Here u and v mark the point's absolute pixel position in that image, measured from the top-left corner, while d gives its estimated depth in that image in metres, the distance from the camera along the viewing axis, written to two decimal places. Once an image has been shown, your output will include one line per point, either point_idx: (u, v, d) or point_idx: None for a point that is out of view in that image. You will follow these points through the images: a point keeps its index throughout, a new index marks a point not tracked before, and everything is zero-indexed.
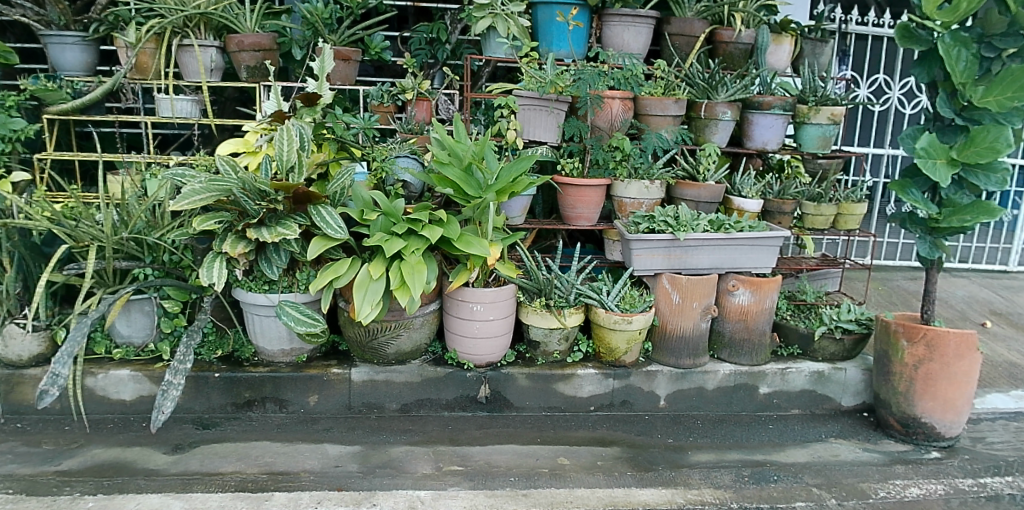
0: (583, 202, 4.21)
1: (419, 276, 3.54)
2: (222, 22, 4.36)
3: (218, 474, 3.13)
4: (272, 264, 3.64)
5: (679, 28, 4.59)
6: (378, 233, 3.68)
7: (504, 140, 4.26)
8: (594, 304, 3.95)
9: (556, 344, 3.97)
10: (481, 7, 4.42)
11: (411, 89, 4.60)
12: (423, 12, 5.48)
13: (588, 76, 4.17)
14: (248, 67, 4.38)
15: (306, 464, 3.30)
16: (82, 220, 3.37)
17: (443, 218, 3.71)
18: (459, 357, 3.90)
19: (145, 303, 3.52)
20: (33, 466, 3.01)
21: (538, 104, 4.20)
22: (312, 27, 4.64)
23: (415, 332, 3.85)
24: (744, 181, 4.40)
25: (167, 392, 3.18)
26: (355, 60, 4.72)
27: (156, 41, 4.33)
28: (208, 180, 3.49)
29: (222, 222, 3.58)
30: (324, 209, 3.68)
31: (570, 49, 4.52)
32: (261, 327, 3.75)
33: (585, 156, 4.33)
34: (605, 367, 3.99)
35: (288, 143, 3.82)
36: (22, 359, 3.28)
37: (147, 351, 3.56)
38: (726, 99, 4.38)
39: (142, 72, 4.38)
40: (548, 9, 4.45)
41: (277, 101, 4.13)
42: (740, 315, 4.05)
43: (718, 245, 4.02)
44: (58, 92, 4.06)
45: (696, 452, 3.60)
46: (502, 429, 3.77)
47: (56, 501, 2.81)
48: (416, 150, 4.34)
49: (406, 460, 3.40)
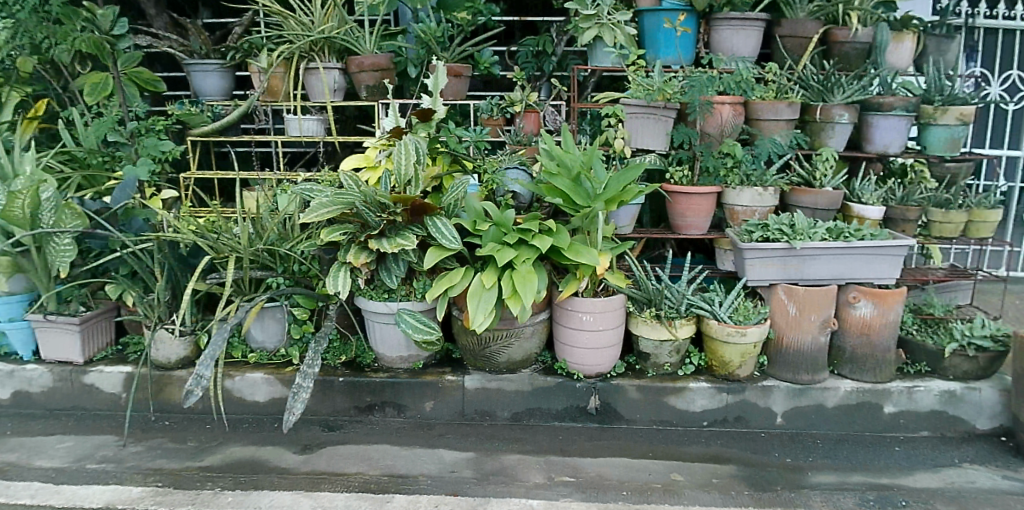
0: (693, 212, 4.11)
1: (531, 285, 3.58)
2: (344, 45, 4.60)
3: (343, 474, 3.25)
4: (391, 273, 3.79)
5: (791, 29, 4.40)
6: (490, 243, 3.75)
7: (612, 149, 4.25)
8: (705, 315, 3.85)
9: (667, 356, 3.90)
10: (588, 18, 4.42)
11: (519, 102, 4.72)
12: (531, 26, 5.57)
13: (699, 83, 4.08)
14: (368, 86, 4.61)
15: (424, 468, 3.39)
16: (223, 233, 3.61)
17: (552, 228, 3.74)
18: (569, 367, 3.89)
19: (278, 310, 3.73)
20: (180, 461, 3.11)
21: (646, 112, 4.14)
22: (426, 46, 4.81)
23: (526, 341, 3.89)
24: (864, 187, 4.18)
25: (298, 394, 3.36)
26: (466, 75, 4.84)
27: (286, 66, 4.63)
28: (334, 194, 3.68)
29: (346, 234, 3.76)
30: (439, 220, 3.79)
31: (677, 56, 4.43)
32: (381, 334, 3.90)
33: (695, 163, 4.22)
34: (718, 381, 3.86)
35: (406, 157, 3.98)
36: (171, 362, 3.48)
37: (279, 355, 3.79)
38: (843, 100, 4.18)
39: (273, 95, 4.70)
40: (655, 16, 4.39)
41: (394, 118, 4.33)
42: (862, 329, 3.84)
43: (837, 255, 3.81)
44: (201, 116, 4.46)
45: (818, 473, 3.42)
46: (612, 441, 3.72)
47: (201, 495, 2.91)
48: (525, 161, 4.41)
49: (518, 469, 3.43)
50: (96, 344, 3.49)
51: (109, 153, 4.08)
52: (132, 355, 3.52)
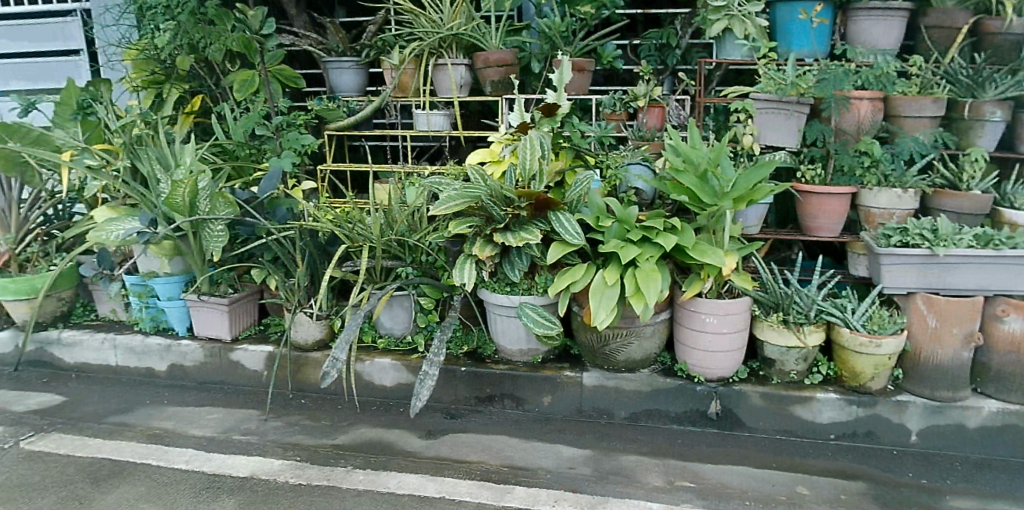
0: (826, 212, 3.87)
1: (654, 284, 3.50)
2: (471, 41, 4.65)
3: (465, 462, 3.28)
4: (514, 267, 3.82)
5: (937, 19, 4.04)
6: (613, 240, 3.70)
7: (739, 146, 4.07)
8: (837, 323, 3.64)
9: (794, 364, 3.70)
10: (718, 9, 4.27)
11: (643, 96, 4.57)
12: (654, 18, 5.44)
13: (834, 77, 3.83)
14: (492, 82, 4.65)
15: (543, 462, 3.38)
16: (357, 223, 3.74)
17: (677, 226, 3.64)
18: (690, 369, 3.77)
19: (406, 298, 3.86)
20: (316, 438, 3.24)
21: (776, 107, 3.95)
22: (549, 41, 4.81)
23: (646, 341, 3.82)
24: (1018, 191, 3.79)
25: (424, 380, 3.46)
26: (589, 70, 4.82)
27: (416, 62, 4.78)
28: (462, 187, 3.75)
29: (472, 227, 3.81)
30: (562, 215, 3.78)
31: (812, 48, 4.19)
32: (502, 326, 3.94)
33: (828, 162, 3.96)
34: (848, 392, 3.62)
35: (531, 152, 4.00)
36: (308, 343, 3.68)
37: (405, 342, 3.92)
38: (996, 96, 3.82)
39: (403, 90, 4.87)
40: (789, 7, 4.16)
41: (519, 113, 4.35)
42: (1011, 346, 3.50)
43: (985, 264, 3.49)
44: (337, 111, 4.68)
45: (959, 499, 3.14)
46: (732, 449, 3.58)
47: (335, 471, 2.99)
48: (648, 157, 4.33)
49: (636, 470, 3.36)
50: (241, 323, 3.65)
51: (256, 146, 4.35)
52: (273, 335, 3.72)
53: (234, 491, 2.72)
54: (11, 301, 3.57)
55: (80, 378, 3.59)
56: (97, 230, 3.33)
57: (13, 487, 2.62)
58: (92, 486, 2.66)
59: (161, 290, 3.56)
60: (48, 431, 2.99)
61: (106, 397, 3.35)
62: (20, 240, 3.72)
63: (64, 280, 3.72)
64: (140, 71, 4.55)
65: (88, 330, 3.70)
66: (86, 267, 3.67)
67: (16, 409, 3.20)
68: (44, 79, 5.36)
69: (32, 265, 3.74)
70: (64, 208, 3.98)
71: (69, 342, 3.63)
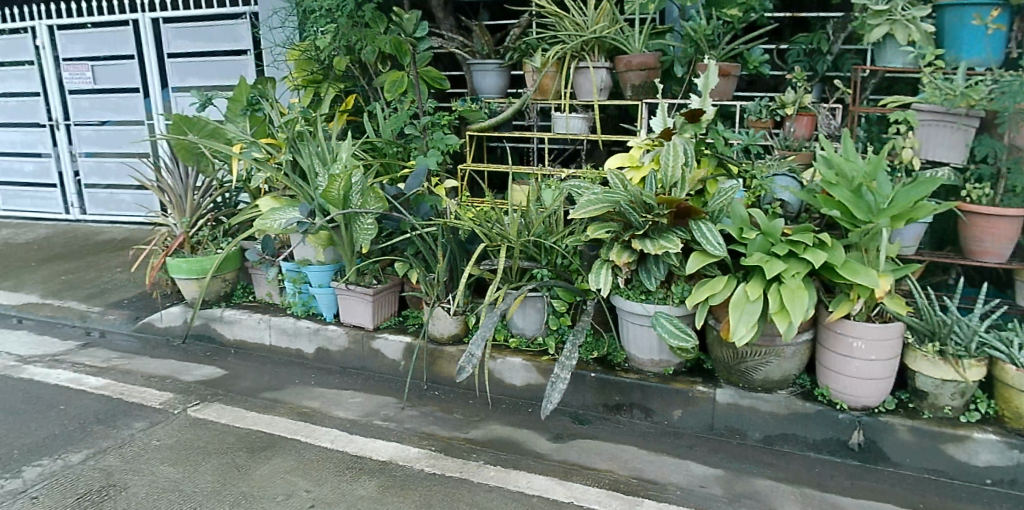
0: (993, 235, 3.48)
1: (801, 303, 3.26)
2: (614, 45, 4.62)
3: (594, 469, 3.20)
4: (651, 274, 3.71)
5: None
6: (756, 253, 3.49)
7: (896, 158, 3.75)
8: (1001, 359, 3.29)
9: (948, 398, 3.32)
10: (878, 14, 3.88)
11: (792, 103, 4.37)
12: (803, 23, 5.18)
13: (1013, 89, 3.41)
14: (633, 86, 4.60)
15: (672, 478, 3.22)
16: (496, 223, 3.79)
17: (828, 241, 3.37)
18: (832, 395, 3.46)
19: (538, 300, 3.85)
20: (449, 430, 3.29)
21: (943, 119, 3.62)
22: (694, 45, 4.65)
23: (787, 362, 3.53)
24: None
25: (555, 383, 3.43)
26: (735, 75, 4.62)
27: (557, 65, 4.77)
28: (602, 192, 3.70)
29: (610, 232, 3.75)
30: (703, 224, 3.65)
31: (986, 56, 3.76)
32: (633, 334, 3.83)
33: (998, 182, 3.57)
34: (1010, 436, 3.19)
35: (673, 159, 3.86)
36: (444, 337, 3.71)
37: (536, 344, 3.91)
38: None
39: (544, 93, 4.87)
40: (959, 11, 3.78)
41: (664, 119, 4.19)
42: None
43: None
44: (479, 112, 4.77)
45: None
46: (872, 484, 3.21)
47: (467, 465, 3.01)
48: (795, 168, 4.09)
49: (771, 496, 3.12)
50: (383, 313, 3.78)
51: (403, 144, 4.51)
52: (412, 327, 3.82)
53: (374, 473, 2.78)
54: (183, 279, 3.90)
55: (237, 354, 3.84)
56: (263, 218, 3.57)
57: (181, 448, 2.76)
58: (249, 456, 2.76)
59: (313, 278, 3.77)
60: (212, 401, 3.18)
61: (259, 375, 3.55)
62: (193, 223, 4.04)
63: (228, 262, 4.01)
64: (302, 71, 4.82)
65: (247, 309, 3.95)
66: (253, 252, 3.88)
67: (183, 377, 3.45)
68: (214, 78, 5.85)
69: (202, 247, 4.07)
70: (230, 196, 4.26)
71: (230, 319, 3.90)
